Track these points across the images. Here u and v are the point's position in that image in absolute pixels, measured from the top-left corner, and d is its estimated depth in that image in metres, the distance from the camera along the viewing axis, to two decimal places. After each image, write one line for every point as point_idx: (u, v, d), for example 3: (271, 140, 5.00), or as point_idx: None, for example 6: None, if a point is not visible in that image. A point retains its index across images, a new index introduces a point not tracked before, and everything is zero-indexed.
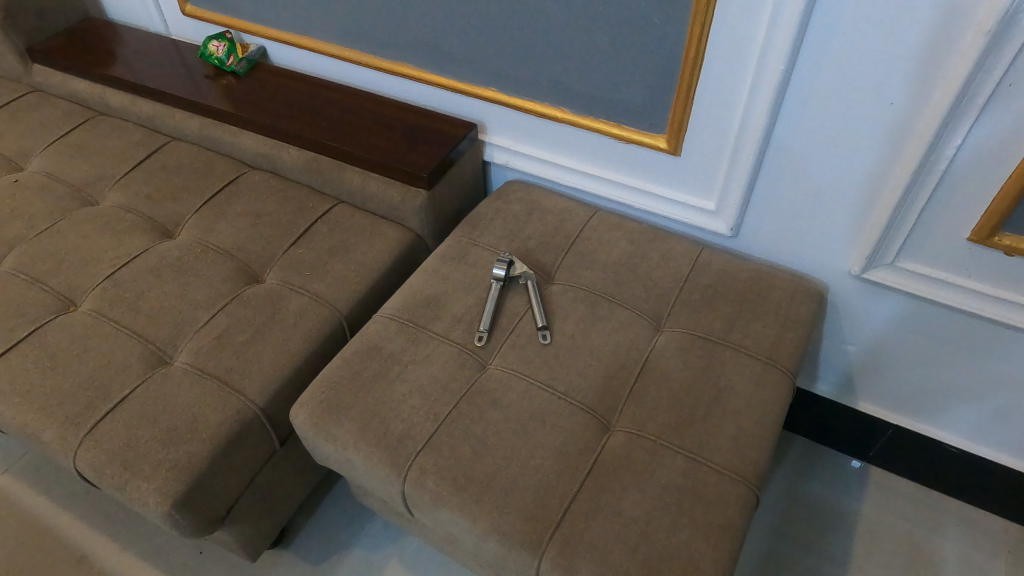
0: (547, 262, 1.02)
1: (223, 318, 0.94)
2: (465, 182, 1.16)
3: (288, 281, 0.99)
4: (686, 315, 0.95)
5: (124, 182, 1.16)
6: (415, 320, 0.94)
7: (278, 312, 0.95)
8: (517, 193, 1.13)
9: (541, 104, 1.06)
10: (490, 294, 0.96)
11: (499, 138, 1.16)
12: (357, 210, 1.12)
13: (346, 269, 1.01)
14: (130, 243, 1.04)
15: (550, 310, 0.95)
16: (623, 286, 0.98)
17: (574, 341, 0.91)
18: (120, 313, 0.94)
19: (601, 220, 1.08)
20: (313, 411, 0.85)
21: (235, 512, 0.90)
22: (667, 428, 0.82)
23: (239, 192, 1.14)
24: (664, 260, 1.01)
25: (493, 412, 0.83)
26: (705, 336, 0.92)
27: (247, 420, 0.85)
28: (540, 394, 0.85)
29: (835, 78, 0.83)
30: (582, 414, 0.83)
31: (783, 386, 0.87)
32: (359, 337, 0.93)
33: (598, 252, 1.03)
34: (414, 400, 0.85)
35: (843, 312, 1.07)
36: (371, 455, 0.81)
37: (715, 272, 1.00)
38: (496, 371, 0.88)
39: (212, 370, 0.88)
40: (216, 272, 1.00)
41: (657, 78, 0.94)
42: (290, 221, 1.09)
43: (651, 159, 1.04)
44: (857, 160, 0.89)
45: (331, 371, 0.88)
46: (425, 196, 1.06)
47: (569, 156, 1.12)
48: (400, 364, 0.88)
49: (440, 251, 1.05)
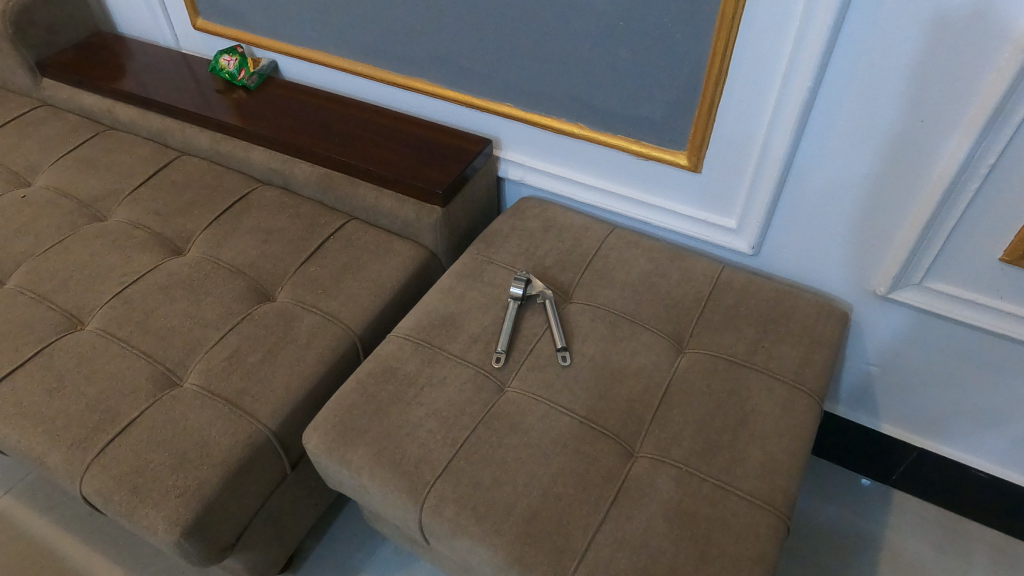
0: (565, 281, 1.00)
1: (234, 337, 0.92)
2: (479, 198, 1.14)
3: (300, 300, 0.97)
4: (709, 335, 0.92)
5: (133, 197, 1.14)
6: (431, 340, 0.91)
7: (290, 332, 0.93)
8: (533, 210, 1.11)
9: (558, 120, 1.04)
10: (507, 314, 0.93)
11: (514, 154, 1.14)
12: (370, 226, 1.10)
13: (359, 287, 0.99)
14: (139, 259, 1.02)
15: (569, 331, 0.93)
16: (643, 306, 0.96)
17: (595, 363, 0.88)
18: (128, 332, 0.92)
19: (618, 238, 1.06)
20: (327, 435, 0.82)
21: (245, 539, 0.87)
22: (692, 454, 0.79)
23: (250, 208, 1.12)
24: (685, 280, 0.99)
25: (512, 436, 0.81)
26: (730, 359, 0.89)
27: (260, 444, 0.82)
28: (561, 419, 0.82)
29: (863, 95, 0.81)
30: (604, 440, 0.80)
31: (811, 410, 0.85)
32: (374, 357, 0.90)
33: (617, 271, 1.00)
34: (431, 423, 0.82)
35: (868, 332, 1.04)
36: (388, 481, 0.78)
37: (737, 292, 0.97)
38: (516, 394, 0.85)
39: (223, 392, 0.85)
40: (228, 291, 0.98)
41: (678, 94, 0.92)
42: (302, 238, 1.07)
43: (671, 176, 1.02)
44: (885, 178, 0.87)
45: (345, 393, 0.86)
46: (440, 213, 1.04)
47: (586, 172, 1.10)
48: (416, 386, 0.86)
49: (455, 268, 1.03)
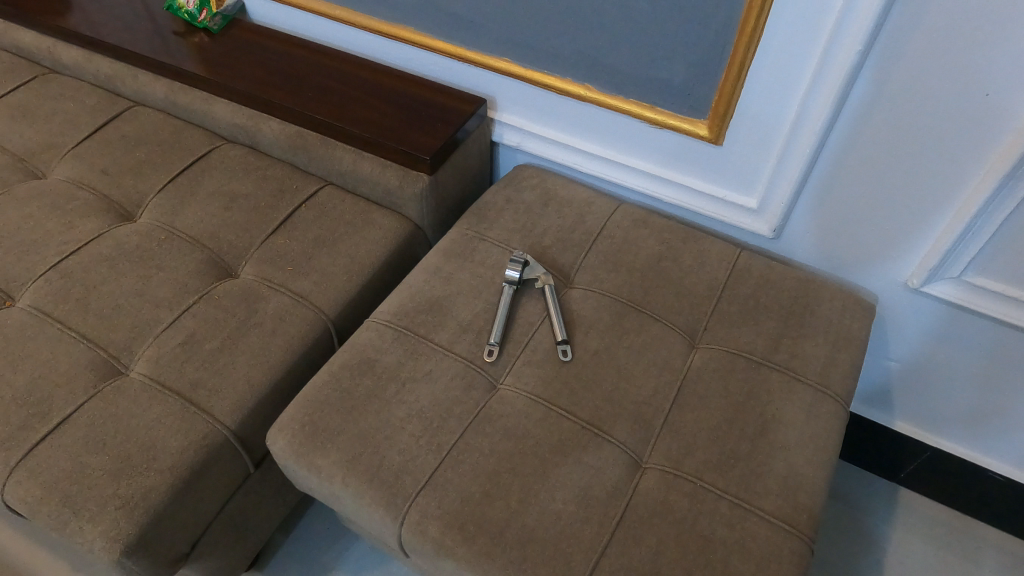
0: (566, 263, 0.89)
1: (189, 321, 0.80)
2: (472, 166, 1.03)
3: (266, 277, 0.86)
4: (725, 329, 0.83)
5: (76, 153, 1.00)
6: (414, 328, 0.81)
7: (253, 315, 0.81)
8: (530, 181, 1.00)
9: (562, 79, 0.92)
10: (501, 300, 0.83)
11: (511, 117, 1.02)
12: (348, 194, 0.98)
13: (334, 265, 0.88)
14: (82, 225, 0.90)
15: (570, 321, 0.83)
16: (652, 294, 0.86)
17: (599, 358, 0.79)
18: (66, 311, 0.80)
19: (625, 215, 0.95)
20: (293, 437, 0.72)
21: (201, 547, 0.77)
22: (708, 466, 0.71)
23: (211, 170, 0.99)
24: (698, 266, 0.89)
25: (505, 442, 0.71)
26: (748, 357, 0.80)
27: (217, 446, 0.72)
28: (561, 424, 0.73)
29: (919, 62, 0.70)
30: (610, 449, 0.71)
31: (838, 418, 0.76)
32: (349, 346, 0.80)
33: (623, 254, 0.90)
34: (414, 425, 0.72)
35: (892, 326, 0.95)
36: (364, 492, 0.69)
37: (756, 281, 0.88)
38: (510, 393, 0.76)
39: (175, 385, 0.74)
40: (183, 266, 0.86)
41: (702, 55, 0.80)
42: (269, 206, 0.94)
43: (687, 148, 0.91)
44: (932, 157, 0.76)
45: (317, 387, 0.76)
46: (427, 182, 0.92)
47: (590, 140, 0.99)
48: (396, 382, 0.76)
49: (443, 245, 0.92)
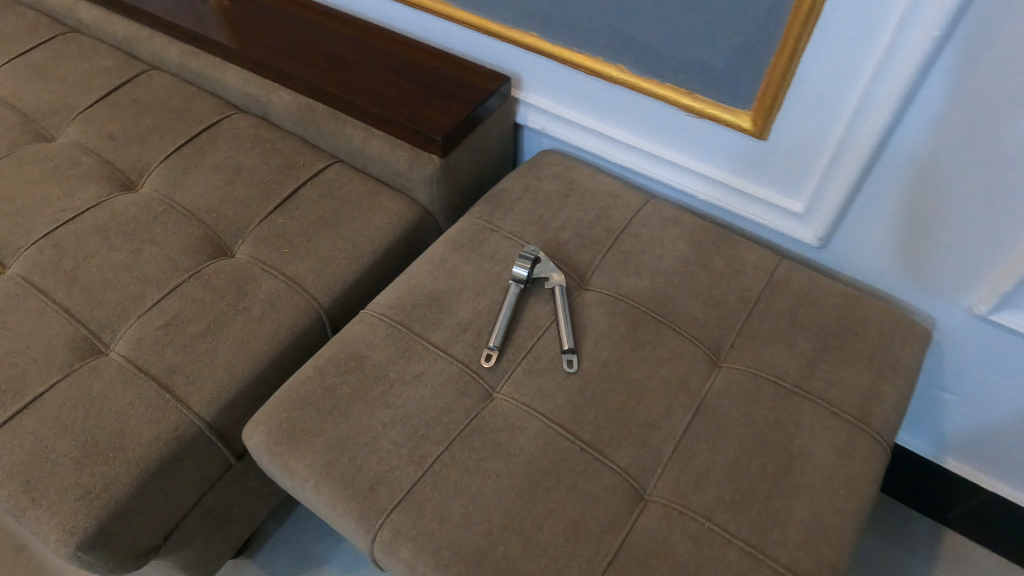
0: (582, 261, 0.82)
1: (175, 301, 0.76)
2: (492, 149, 0.95)
3: (261, 258, 0.81)
4: (753, 348, 0.74)
5: (86, 116, 0.97)
6: (409, 324, 0.75)
7: (242, 298, 0.77)
8: (552, 168, 0.92)
9: (592, 59, 0.84)
10: (506, 299, 0.76)
11: (537, 97, 0.94)
12: (356, 173, 0.92)
13: (333, 250, 0.82)
14: (81, 192, 0.87)
15: (580, 327, 0.75)
16: (675, 303, 0.77)
17: (607, 372, 0.71)
18: (52, 283, 0.77)
19: (654, 212, 0.86)
20: (269, 435, 0.67)
21: (175, 538, 0.74)
22: (719, 505, 0.63)
23: (218, 140, 0.94)
24: (730, 275, 0.80)
25: (493, 459, 0.65)
26: (778, 382, 0.71)
27: (189, 438, 0.67)
28: (557, 444, 0.66)
29: (1009, 55, 0.58)
30: (609, 476, 0.64)
31: (877, 461, 0.67)
32: (339, 339, 0.74)
33: (647, 255, 0.82)
34: (396, 432, 0.66)
35: (950, 354, 0.84)
36: (337, 501, 0.63)
37: (795, 295, 0.78)
38: (506, 403, 0.69)
39: (153, 369, 0.70)
40: (176, 241, 0.82)
41: (748, 36, 0.70)
42: (273, 182, 0.89)
43: (727, 141, 0.81)
44: (1014, 168, 0.65)
45: (300, 381, 0.71)
46: (438, 165, 0.85)
47: (621, 128, 0.90)
48: (384, 383, 0.70)
49: (451, 234, 0.85)
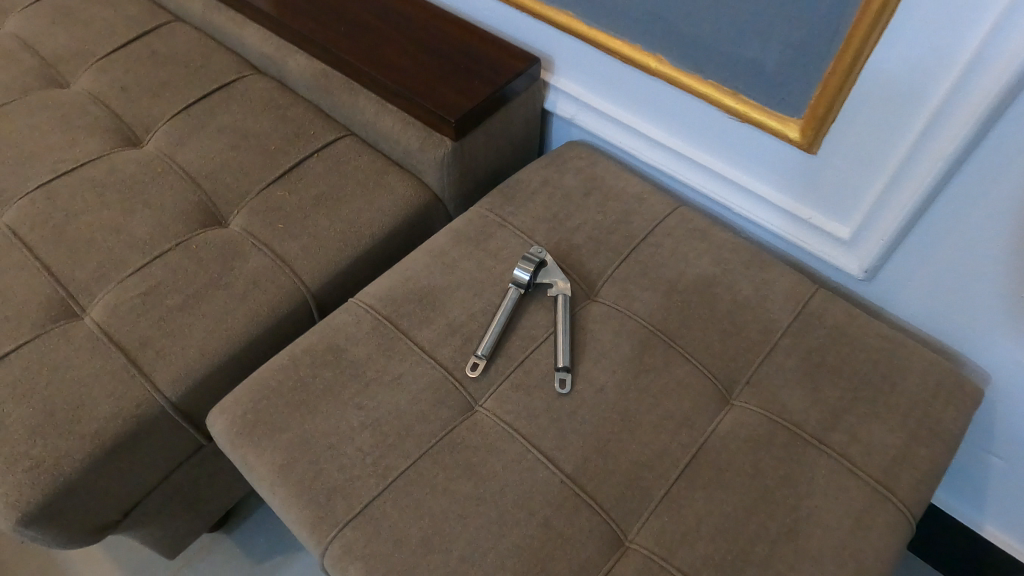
0: (593, 269, 0.74)
1: (158, 268, 0.72)
2: (514, 136, 0.88)
3: (253, 232, 0.77)
4: (771, 388, 0.66)
5: (101, 65, 0.94)
6: (396, 319, 0.69)
7: (227, 274, 0.72)
8: (576, 162, 0.84)
9: (631, 45, 0.75)
10: (503, 304, 0.69)
11: (570, 83, 0.86)
12: (367, 148, 0.86)
13: (330, 230, 0.77)
14: (83, 143, 0.84)
15: (580, 343, 0.68)
16: (689, 327, 0.70)
17: (602, 397, 0.64)
18: (39, 237, 0.74)
19: (680, 221, 0.78)
20: (232, 424, 0.63)
21: (136, 515, 0.71)
22: (706, 564, 0.56)
23: (230, 101, 0.90)
24: (756, 301, 0.72)
25: (463, 481, 0.59)
26: (794, 430, 0.63)
27: (150, 417, 0.64)
28: (535, 472, 0.60)
29: None
30: (587, 516, 0.58)
31: (899, 537, 0.58)
32: (320, 328, 0.69)
33: (666, 270, 0.74)
34: (363, 438, 0.61)
35: (1003, 418, 0.74)
36: (291, 505, 0.59)
37: (827, 332, 0.69)
38: (487, 420, 0.63)
39: (123, 340, 0.67)
40: (170, 205, 0.78)
41: (805, 34, 0.61)
42: (278, 151, 0.84)
43: (772, 151, 0.72)
44: None
45: (272, 370, 0.66)
46: (450, 149, 0.78)
47: (656, 124, 0.82)
48: (359, 381, 0.65)
49: (457, 225, 0.79)
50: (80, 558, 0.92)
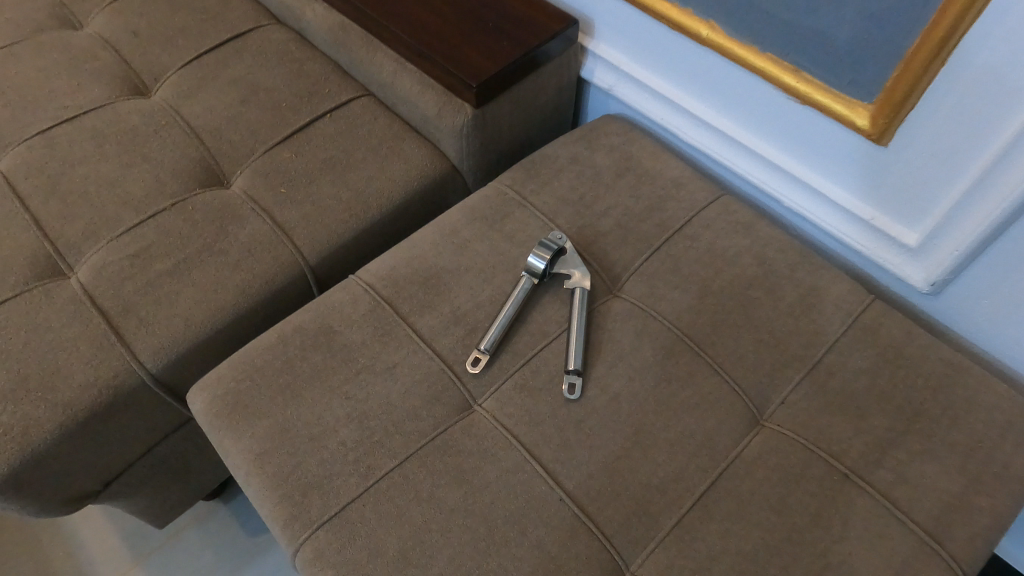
0: (619, 260, 0.67)
1: (151, 229, 0.68)
2: (544, 106, 0.80)
3: (254, 196, 0.71)
4: (809, 412, 0.58)
5: (116, 7, 0.89)
6: (395, 302, 0.63)
7: (222, 239, 0.68)
8: (610, 138, 0.76)
9: (680, 9, 0.66)
10: (514, 294, 0.63)
11: (611, 49, 0.78)
12: (384, 111, 0.80)
13: (335, 199, 0.71)
14: (88, 90, 0.79)
15: (596, 343, 0.61)
16: (721, 334, 0.62)
17: (615, 407, 0.58)
18: (32, 188, 0.70)
19: (722, 213, 0.70)
20: (211, 403, 0.59)
21: (117, 487, 0.68)
22: None
23: (244, 52, 0.84)
24: (801, 311, 0.63)
25: (451, 489, 0.54)
26: (831, 463, 0.55)
27: (128, 390, 0.60)
28: (532, 487, 0.54)
29: None
30: (586, 541, 0.52)
31: None
32: (315, 305, 0.64)
33: (701, 267, 0.66)
34: (348, 432, 0.56)
35: None
36: (264, 499, 0.54)
37: (880, 352, 0.61)
38: (484, 422, 0.57)
39: (107, 305, 0.63)
40: (171, 162, 0.73)
41: (887, 3, 0.51)
42: (289, 109, 0.78)
43: (835, 139, 0.62)
44: None
45: (259, 348, 0.61)
46: (470, 117, 0.71)
47: (704, 102, 0.73)
48: (349, 368, 0.60)
49: (473, 201, 0.72)
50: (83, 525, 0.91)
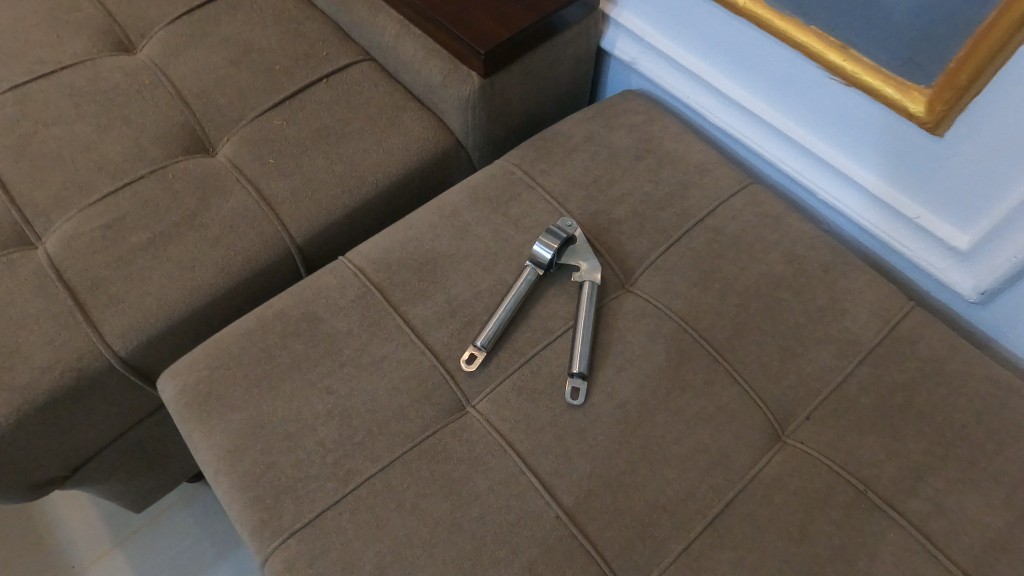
0: (633, 252, 0.61)
1: (126, 198, 0.62)
2: (559, 78, 0.73)
3: (240, 166, 0.66)
4: (837, 430, 0.52)
5: None
6: (386, 289, 0.58)
7: (202, 212, 0.62)
8: (630, 116, 0.70)
9: None
10: (516, 285, 0.57)
11: (636, 18, 0.71)
12: (385, 78, 0.73)
13: (328, 172, 0.66)
14: (68, 44, 0.73)
15: (604, 343, 0.56)
16: (743, 339, 0.56)
17: (621, 415, 0.52)
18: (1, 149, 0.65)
19: (749, 204, 0.63)
20: (182, 392, 0.54)
21: (87, 472, 0.64)
22: None
23: (237, 8, 0.78)
24: (832, 316, 0.57)
25: (438, 500, 0.49)
26: (860, 489, 0.50)
27: (93, 373, 0.55)
28: (526, 502, 0.49)
29: None
30: (583, 565, 0.47)
31: None
32: (300, 289, 0.59)
33: (723, 263, 0.60)
34: (327, 431, 0.51)
35: None
36: (233, 502, 0.50)
37: (919, 366, 0.55)
38: (477, 426, 0.52)
39: (74, 279, 0.58)
40: (152, 126, 0.68)
41: None
42: (283, 72, 0.72)
43: (883, 126, 0.56)
44: None
45: (237, 334, 0.56)
46: (477, 87, 0.65)
47: (736, 79, 0.66)
48: (333, 360, 0.54)
49: (477, 180, 0.66)
50: (66, 504, 0.87)
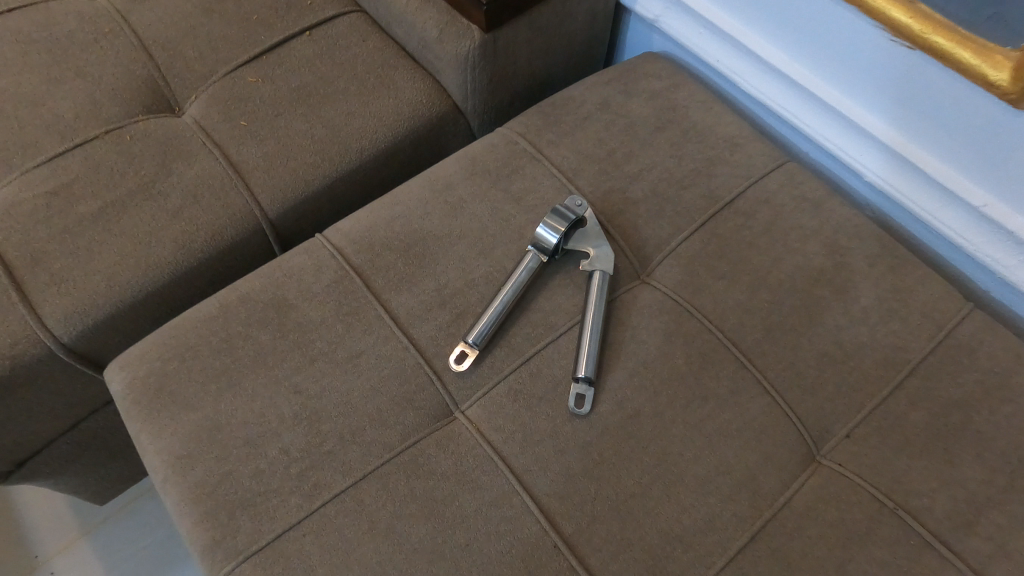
0: (651, 237, 0.53)
1: (76, 161, 0.55)
2: (572, 37, 0.65)
3: (208, 128, 0.58)
4: (883, 451, 0.45)
5: None
6: (367, 273, 0.51)
7: (162, 179, 0.55)
8: (652, 81, 0.61)
9: None
10: (515, 273, 0.50)
11: None
12: (375, 32, 0.65)
13: (306, 138, 0.58)
14: None
15: (614, 342, 0.48)
16: (774, 342, 0.49)
17: (632, 428, 0.45)
18: None
19: (785, 184, 0.55)
20: (130, 387, 0.47)
21: (36, 466, 0.58)
22: None
23: None
24: (879, 319, 0.50)
25: (416, 522, 0.42)
26: (909, 523, 0.43)
27: (30, 361, 0.48)
28: (519, 528, 0.42)
29: None
30: None
31: None
32: (270, 270, 0.52)
33: (754, 253, 0.52)
34: (292, 438, 0.44)
35: None
36: (182, 517, 0.43)
37: (979, 380, 0.47)
38: (465, 436, 0.45)
39: (12, 254, 0.51)
40: (110, 79, 0.60)
41: None
42: (260, 23, 0.64)
43: (951, 98, 0.47)
44: None
45: (195, 321, 0.49)
46: (477, 44, 0.56)
47: (776, 40, 0.57)
48: (302, 354, 0.47)
49: (474, 150, 0.58)
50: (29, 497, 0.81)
